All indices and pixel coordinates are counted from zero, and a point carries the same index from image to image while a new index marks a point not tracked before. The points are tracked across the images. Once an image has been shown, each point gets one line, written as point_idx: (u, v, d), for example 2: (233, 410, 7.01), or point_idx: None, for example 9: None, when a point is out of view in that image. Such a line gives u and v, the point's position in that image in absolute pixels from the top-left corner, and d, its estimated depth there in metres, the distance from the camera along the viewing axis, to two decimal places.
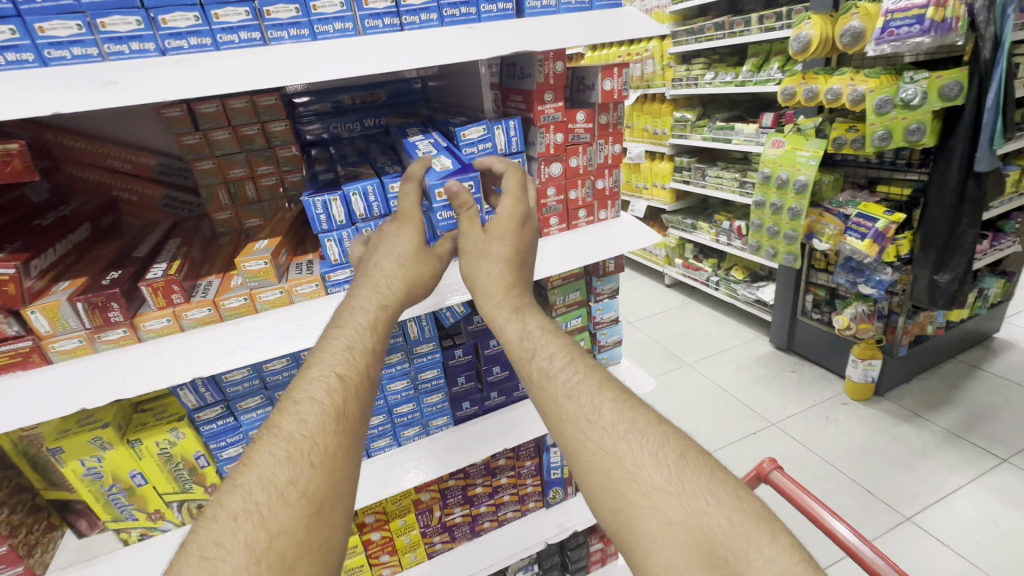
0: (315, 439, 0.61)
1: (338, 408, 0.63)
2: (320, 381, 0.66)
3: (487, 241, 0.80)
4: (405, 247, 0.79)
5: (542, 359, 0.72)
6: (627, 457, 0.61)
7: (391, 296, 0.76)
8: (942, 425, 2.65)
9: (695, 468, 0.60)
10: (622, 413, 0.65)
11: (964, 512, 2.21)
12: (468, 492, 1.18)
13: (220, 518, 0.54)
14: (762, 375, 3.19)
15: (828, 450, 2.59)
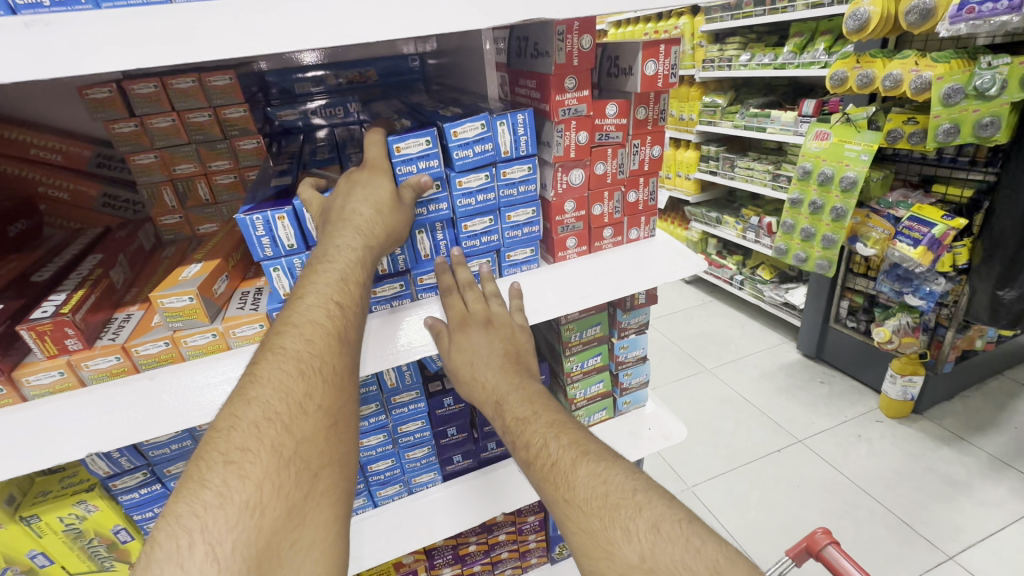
0: (322, 351, 0.54)
1: (341, 323, 0.56)
2: (316, 308, 0.56)
3: (456, 347, 0.68)
4: (382, 190, 0.62)
5: (527, 443, 0.58)
6: (600, 537, 0.47)
7: (381, 234, 0.61)
8: (987, 450, 2.42)
9: (673, 538, 0.44)
10: (595, 485, 0.49)
11: (1014, 552, 1.98)
12: (459, 551, 1.01)
13: (240, 426, 0.47)
14: (788, 385, 2.97)
15: (860, 473, 2.38)
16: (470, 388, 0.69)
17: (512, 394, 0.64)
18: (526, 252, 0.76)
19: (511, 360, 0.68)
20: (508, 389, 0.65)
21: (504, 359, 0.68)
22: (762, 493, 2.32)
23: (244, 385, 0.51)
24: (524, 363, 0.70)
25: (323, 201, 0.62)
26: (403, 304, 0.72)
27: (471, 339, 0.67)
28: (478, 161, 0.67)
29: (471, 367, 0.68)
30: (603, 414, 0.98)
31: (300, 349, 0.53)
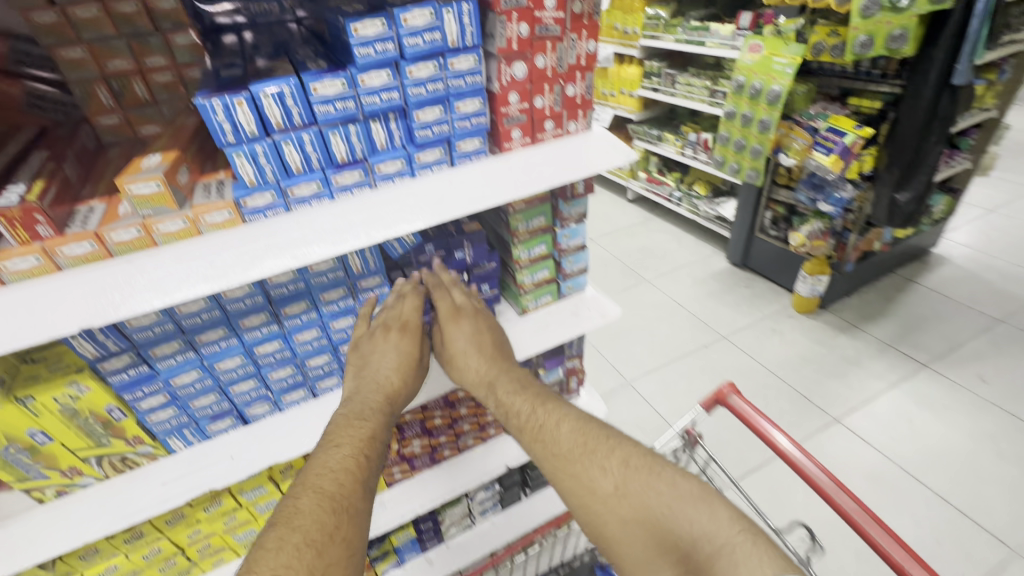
0: (351, 490, 0.66)
1: (369, 468, 0.70)
2: (347, 456, 0.69)
3: (447, 333, 0.87)
4: (402, 352, 0.83)
5: (521, 418, 0.80)
6: (583, 473, 0.71)
7: (402, 389, 0.82)
8: (875, 335, 2.84)
9: (638, 468, 0.70)
10: (575, 438, 0.75)
11: (885, 413, 2.42)
12: (426, 424, 1.15)
13: (284, 547, 0.57)
14: (717, 290, 3.28)
15: (772, 359, 2.75)
16: (463, 373, 0.88)
17: (504, 374, 0.86)
18: (475, 143, 0.82)
19: (498, 345, 0.90)
20: (496, 373, 0.85)
21: (497, 345, 0.89)
22: (690, 382, 2.64)
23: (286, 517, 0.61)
24: (506, 349, 0.91)
25: (355, 355, 0.84)
26: (364, 192, 0.78)
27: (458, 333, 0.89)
28: (427, 51, 0.71)
29: (465, 354, 0.88)
30: (548, 298, 1.10)
31: (334, 486, 0.65)
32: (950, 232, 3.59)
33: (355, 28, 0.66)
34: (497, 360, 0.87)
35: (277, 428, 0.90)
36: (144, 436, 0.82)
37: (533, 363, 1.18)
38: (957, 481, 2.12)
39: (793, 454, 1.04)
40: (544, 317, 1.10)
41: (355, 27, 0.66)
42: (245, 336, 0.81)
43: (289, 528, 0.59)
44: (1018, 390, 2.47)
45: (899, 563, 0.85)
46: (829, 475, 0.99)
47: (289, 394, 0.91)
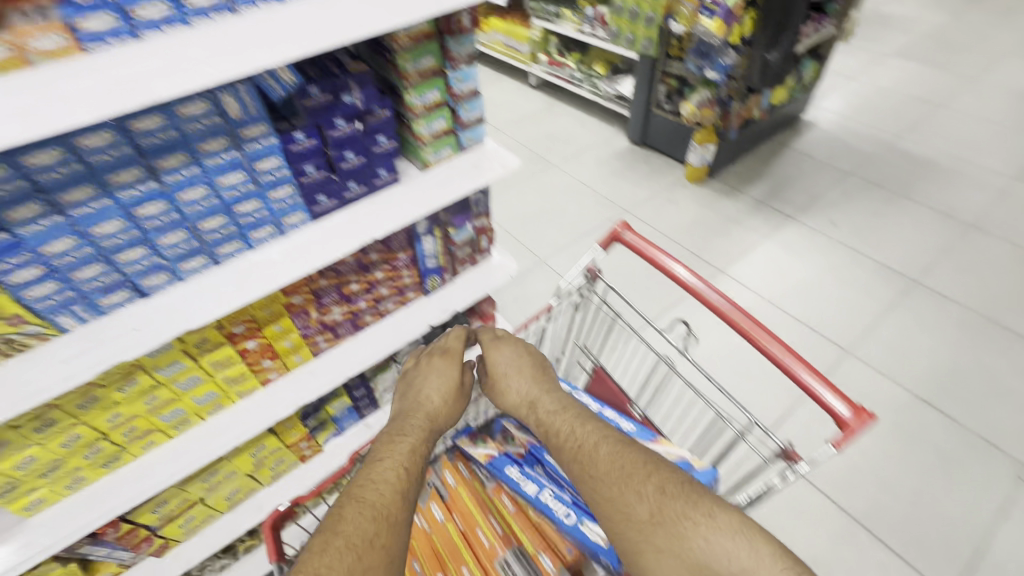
0: (391, 501, 0.80)
1: (408, 480, 0.84)
2: (389, 470, 0.85)
3: (490, 357, 1.09)
4: (444, 383, 1.05)
5: (560, 436, 0.93)
6: (619, 495, 0.82)
7: (439, 413, 1.01)
8: (753, 196, 3.18)
9: (673, 496, 0.80)
10: (614, 462, 0.85)
11: (758, 260, 2.80)
12: (343, 290, 1.17)
13: (331, 550, 0.72)
14: (618, 169, 3.43)
15: (667, 226, 3.01)
16: (510, 395, 1.06)
17: (546, 398, 1.01)
18: None
19: (539, 371, 1.06)
20: (537, 394, 1.03)
21: (535, 371, 1.06)
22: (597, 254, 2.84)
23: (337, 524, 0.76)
24: (547, 372, 1.07)
25: (411, 385, 1.06)
26: (225, 18, 0.71)
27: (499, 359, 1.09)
28: None
29: (507, 376, 1.07)
30: (448, 151, 1.12)
31: (375, 499, 0.79)
32: (817, 99, 3.95)
33: None
34: (536, 383, 1.04)
35: (183, 296, 0.88)
36: (27, 314, 0.76)
37: (442, 222, 1.23)
38: (810, 306, 2.57)
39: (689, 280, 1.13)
40: (448, 171, 1.12)
41: None
42: (121, 195, 0.75)
43: (336, 532, 0.74)
44: (860, 229, 2.94)
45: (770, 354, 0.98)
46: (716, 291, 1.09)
47: (187, 261, 0.88)
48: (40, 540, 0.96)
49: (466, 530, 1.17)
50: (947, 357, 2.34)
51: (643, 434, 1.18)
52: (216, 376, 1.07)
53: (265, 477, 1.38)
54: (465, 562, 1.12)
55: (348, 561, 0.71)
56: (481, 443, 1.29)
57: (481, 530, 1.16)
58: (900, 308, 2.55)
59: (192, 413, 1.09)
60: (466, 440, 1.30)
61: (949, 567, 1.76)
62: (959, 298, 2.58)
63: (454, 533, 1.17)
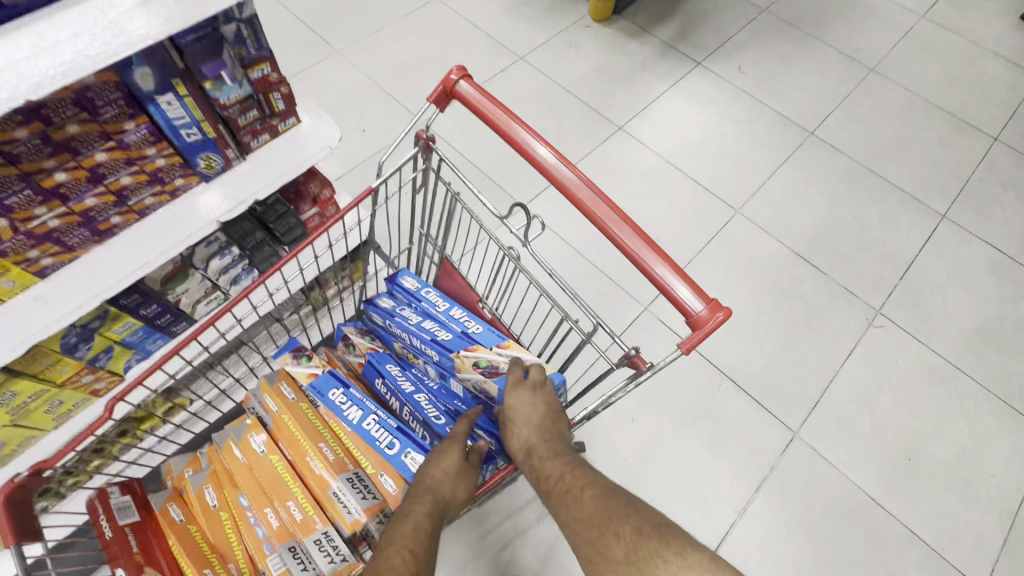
0: None
1: (416, 564, 0.71)
2: (395, 555, 0.72)
3: (510, 399, 0.90)
4: (448, 458, 0.89)
5: (546, 480, 0.80)
6: (598, 538, 0.70)
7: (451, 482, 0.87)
8: (661, 38, 2.80)
9: (651, 536, 0.68)
10: (597, 504, 0.74)
11: (661, 114, 2.55)
12: (38, 184, 0.79)
13: None
14: (513, 3, 2.85)
15: (567, 76, 2.62)
16: (509, 441, 0.89)
17: (541, 441, 0.86)
18: None
19: (548, 416, 0.88)
20: (537, 439, 0.86)
21: (543, 416, 0.87)
22: None
23: None
24: (559, 419, 0.89)
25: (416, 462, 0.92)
26: None
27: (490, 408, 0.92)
28: None
29: (515, 421, 0.88)
30: None
31: None
32: None
33: None
34: (542, 429, 0.87)
35: None
36: None
37: (184, 71, 0.84)
38: (707, 165, 2.44)
39: (552, 164, 0.85)
40: None
41: None
42: None
43: None
44: (766, 76, 2.73)
45: (636, 254, 0.79)
46: (583, 178, 0.84)
47: None
48: None
49: (294, 461, 1.02)
50: (827, 212, 2.37)
51: (492, 334, 1.02)
52: None
53: (44, 423, 1.12)
54: (294, 495, 0.99)
55: None
56: (305, 360, 1.09)
57: (311, 459, 1.00)
58: (793, 163, 2.48)
59: None
60: (288, 359, 1.09)
61: (797, 406, 1.94)
62: (848, 150, 2.55)
63: (280, 465, 1.02)
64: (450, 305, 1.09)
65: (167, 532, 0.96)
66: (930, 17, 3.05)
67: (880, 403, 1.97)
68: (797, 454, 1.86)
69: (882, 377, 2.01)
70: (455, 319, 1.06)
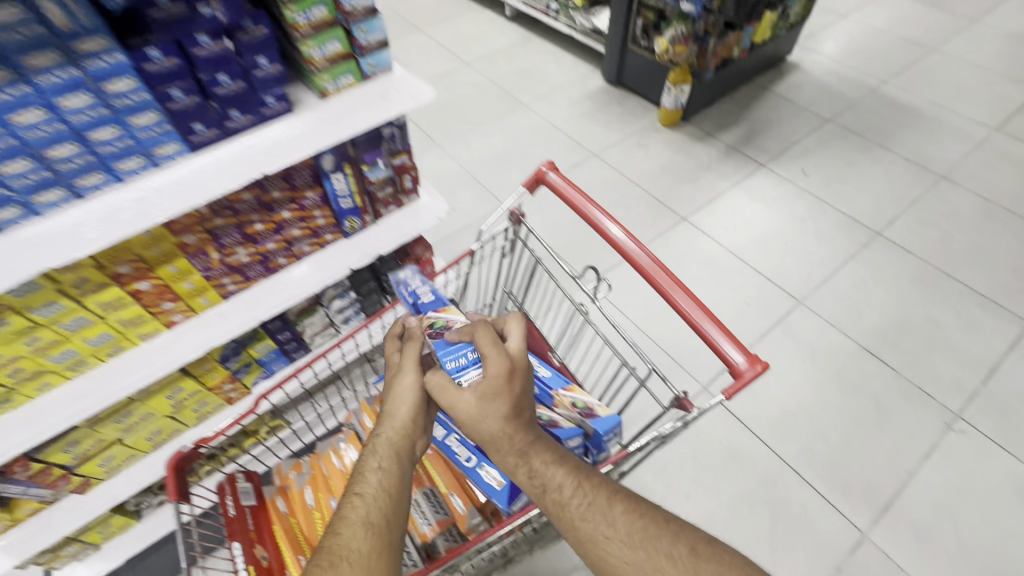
0: (369, 545, 0.73)
1: (376, 509, 0.77)
2: (356, 500, 0.78)
3: (488, 375, 0.83)
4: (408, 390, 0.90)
5: (553, 491, 0.78)
6: (648, 562, 0.71)
7: (415, 418, 0.89)
8: (726, 141, 3.07)
9: (708, 556, 0.71)
10: (634, 521, 0.74)
11: (724, 208, 2.75)
12: (246, 231, 1.11)
13: None
14: (591, 109, 3.27)
15: (636, 172, 2.91)
16: (483, 428, 0.81)
17: (537, 440, 0.81)
18: None
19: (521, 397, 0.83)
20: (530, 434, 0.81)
21: (521, 399, 0.82)
22: None
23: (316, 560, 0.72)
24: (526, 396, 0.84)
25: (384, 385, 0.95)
26: None
27: (465, 393, 0.83)
28: None
29: (492, 406, 0.81)
30: (350, 79, 1.03)
31: (346, 543, 0.72)
32: (807, 39, 3.74)
33: None
34: (523, 417, 0.82)
35: (42, 234, 0.82)
36: None
37: (352, 158, 1.16)
38: (769, 257, 2.55)
39: (621, 240, 1.05)
40: (349, 101, 1.02)
41: None
42: None
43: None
44: (830, 179, 2.88)
45: (688, 314, 0.94)
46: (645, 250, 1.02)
47: (43, 194, 0.81)
48: None
49: None
50: (896, 309, 2.36)
51: (559, 378, 1.17)
52: (109, 318, 1.03)
53: (189, 419, 1.38)
54: None
55: None
56: None
57: None
58: (859, 260, 2.53)
59: (89, 355, 1.06)
60: None
61: (866, 506, 1.85)
62: (919, 251, 2.57)
63: None
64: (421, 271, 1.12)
65: (274, 520, 1.16)
66: (1004, 130, 3.11)
67: (964, 515, 1.83)
68: (867, 558, 1.75)
69: (966, 487, 1.89)
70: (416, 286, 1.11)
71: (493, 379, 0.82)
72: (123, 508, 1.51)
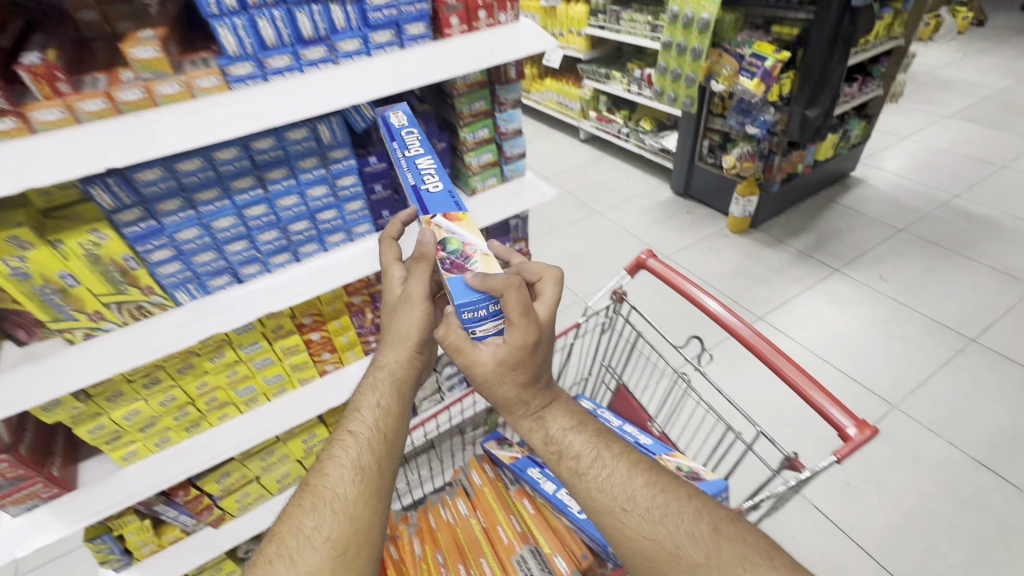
0: (360, 490, 0.77)
1: (366, 454, 0.80)
2: (347, 441, 0.82)
3: (509, 342, 0.76)
4: (412, 329, 0.91)
5: (570, 458, 0.78)
6: (666, 537, 0.71)
7: (414, 354, 0.91)
8: (797, 247, 3.19)
9: (730, 537, 0.70)
10: (653, 498, 0.74)
11: (801, 310, 2.79)
12: None
13: (293, 538, 0.72)
14: (661, 217, 3.54)
15: (708, 274, 3.05)
16: (496, 393, 0.78)
17: (554, 408, 0.81)
18: (420, 28, 0.98)
19: (535, 364, 0.78)
20: (548, 401, 0.80)
21: (537, 363, 0.78)
22: None
23: (307, 498, 0.76)
24: (540, 361, 0.79)
25: (387, 312, 0.95)
26: (329, 67, 0.92)
27: (482, 354, 0.77)
28: None
29: (505, 373, 0.77)
30: (494, 181, 1.29)
31: (335, 485, 0.77)
32: (869, 158, 3.95)
33: None
34: (540, 385, 0.80)
35: (265, 287, 1.07)
36: (156, 287, 0.97)
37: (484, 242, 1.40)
38: (853, 358, 2.51)
39: (719, 311, 1.19)
40: (491, 196, 1.28)
41: None
42: (237, 197, 0.97)
43: (297, 522, 0.73)
44: (910, 285, 2.88)
45: (794, 380, 1.03)
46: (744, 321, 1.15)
47: (276, 257, 1.08)
48: (133, 487, 1.15)
49: (487, 527, 1.26)
50: (1005, 420, 2.21)
51: (660, 445, 1.24)
52: (285, 361, 1.25)
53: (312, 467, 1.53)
54: (485, 554, 1.21)
55: (301, 551, 0.71)
56: (506, 446, 1.41)
57: (502, 528, 1.25)
58: (955, 366, 2.44)
59: (262, 392, 1.28)
60: (493, 444, 1.42)
61: None
62: (1021, 359, 2.45)
63: (477, 528, 1.27)
64: (421, 151, 1.00)
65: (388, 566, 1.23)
66: None
67: None
68: None
69: None
70: (415, 170, 0.99)
71: (513, 347, 0.76)
72: (235, 554, 1.63)
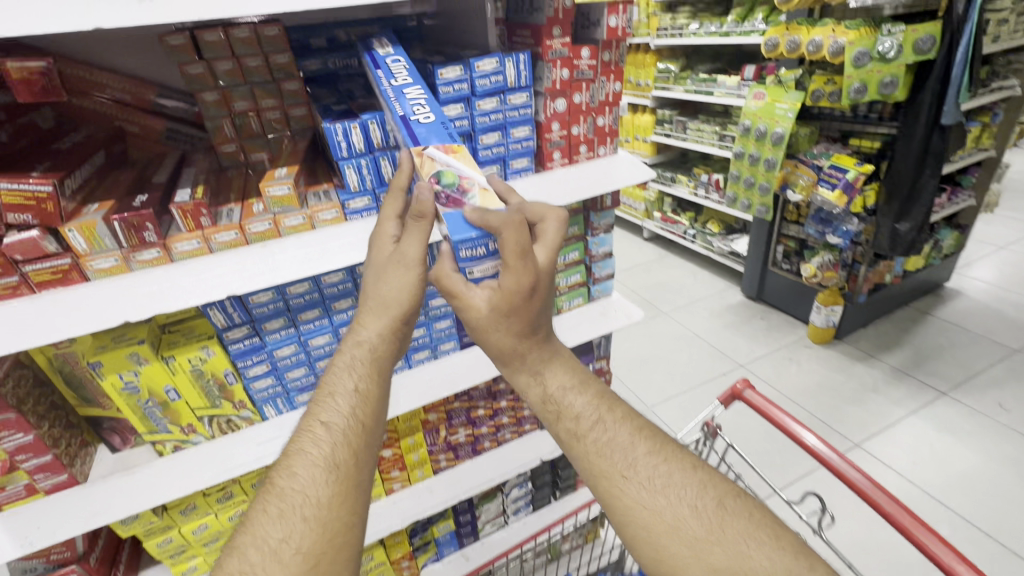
0: (332, 493, 0.67)
1: (335, 449, 0.71)
2: (317, 430, 0.72)
3: (505, 285, 0.70)
4: (400, 296, 0.77)
5: (569, 421, 0.78)
6: (669, 510, 0.69)
7: (397, 326, 0.79)
8: (891, 363, 2.90)
9: (733, 513, 0.68)
10: (657, 468, 0.72)
11: (905, 438, 2.45)
12: (471, 414, 1.31)
13: (255, 541, 0.63)
14: (733, 322, 3.37)
15: (791, 388, 2.80)
16: (489, 338, 0.76)
17: (555, 375, 0.80)
18: (525, 162, 1.02)
19: (529, 302, 0.73)
20: (545, 364, 0.80)
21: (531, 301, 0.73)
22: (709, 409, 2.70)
23: (271, 497, 0.67)
24: (533, 301, 0.73)
25: (365, 271, 0.79)
26: None
27: (476, 299, 0.73)
28: (493, 89, 0.93)
29: (499, 323, 0.74)
30: (580, 301, 1.26)
31: (303, 486, 0.67)
32: (963, 267, 3.66)
33: (443, 72, 0.89)
34: (537, 343, 0.79)
35: None
36: (247, 401, 0.98)
37: None
38: (980, 505, 2.13)
39: (824, 451, 1.05)
40: (577, 317, 1.24)
41: (443, 73, 0.89)
42: (335, 317, 0.99)
43: (259, 525, 0.64)
44: None
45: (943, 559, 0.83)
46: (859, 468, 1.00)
47: None
48: None
49: None
50: None
51: None
52: None
53: None
54: None
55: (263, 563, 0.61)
56: None
57: None
58: None
59: None
60: None
61: None
62: None
63: None
64: (410, 81, 0.86)
65: None
66: None
67: None
68: None
69: None
70: (404, 99, 0.84)
71: (508, 288, 0.71)
72: None
